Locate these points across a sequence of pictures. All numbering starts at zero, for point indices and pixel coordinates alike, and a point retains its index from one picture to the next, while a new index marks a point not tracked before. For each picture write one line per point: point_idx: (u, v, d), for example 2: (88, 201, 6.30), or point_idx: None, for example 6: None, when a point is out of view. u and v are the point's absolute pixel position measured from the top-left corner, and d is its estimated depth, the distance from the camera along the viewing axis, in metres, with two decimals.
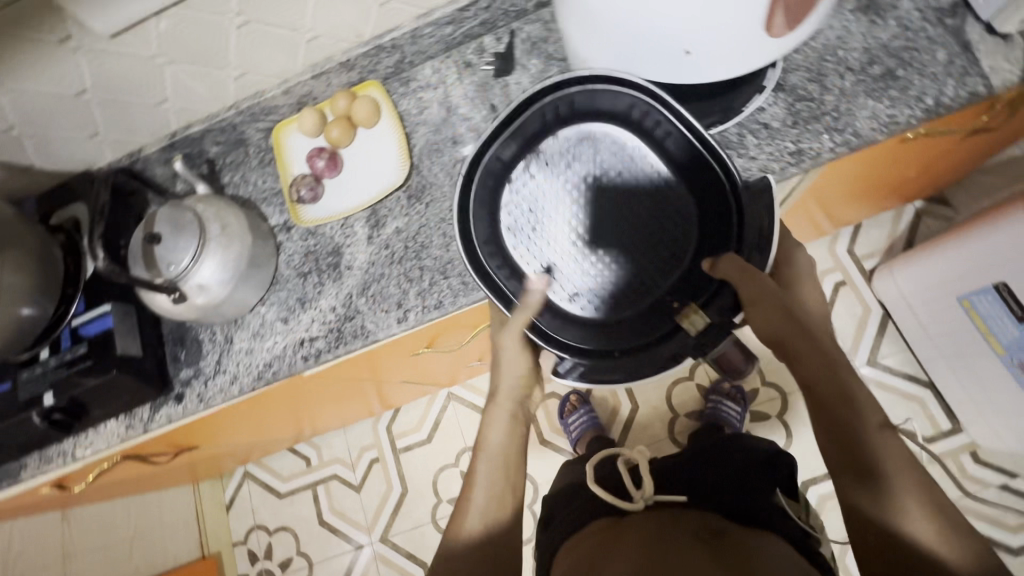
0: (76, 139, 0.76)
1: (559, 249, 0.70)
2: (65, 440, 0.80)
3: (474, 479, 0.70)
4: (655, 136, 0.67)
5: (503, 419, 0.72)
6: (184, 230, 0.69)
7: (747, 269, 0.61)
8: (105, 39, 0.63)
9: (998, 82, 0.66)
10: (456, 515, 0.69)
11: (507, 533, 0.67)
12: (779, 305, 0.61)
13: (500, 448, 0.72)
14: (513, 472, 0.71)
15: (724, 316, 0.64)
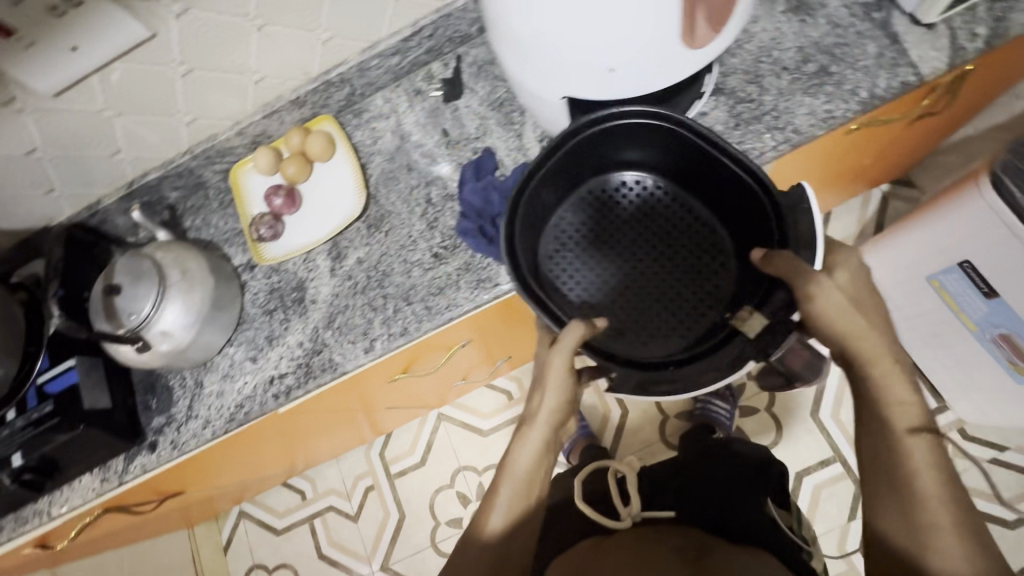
0: (32, 197, 0.76)
1: (604, 285, 0.71)
2: (41, 499, 0.79)
3: (493, 502, 0.63)
4: (682, 175, 0.71)
5: (536, 443, 0.63)
6: (143, 279, 0.70)
7: (805, 268, 0.56)
8: (49, 98, 0.64)
9: (928, 70, 0.68)
10: (468, 535, 0.63)
11: (520, 559, 0.62)
12: (836, 306, 0.56)
13: (527, 472, 0.63)
14: (535, 498, 0.63)
15: (779, 314, 0.61)
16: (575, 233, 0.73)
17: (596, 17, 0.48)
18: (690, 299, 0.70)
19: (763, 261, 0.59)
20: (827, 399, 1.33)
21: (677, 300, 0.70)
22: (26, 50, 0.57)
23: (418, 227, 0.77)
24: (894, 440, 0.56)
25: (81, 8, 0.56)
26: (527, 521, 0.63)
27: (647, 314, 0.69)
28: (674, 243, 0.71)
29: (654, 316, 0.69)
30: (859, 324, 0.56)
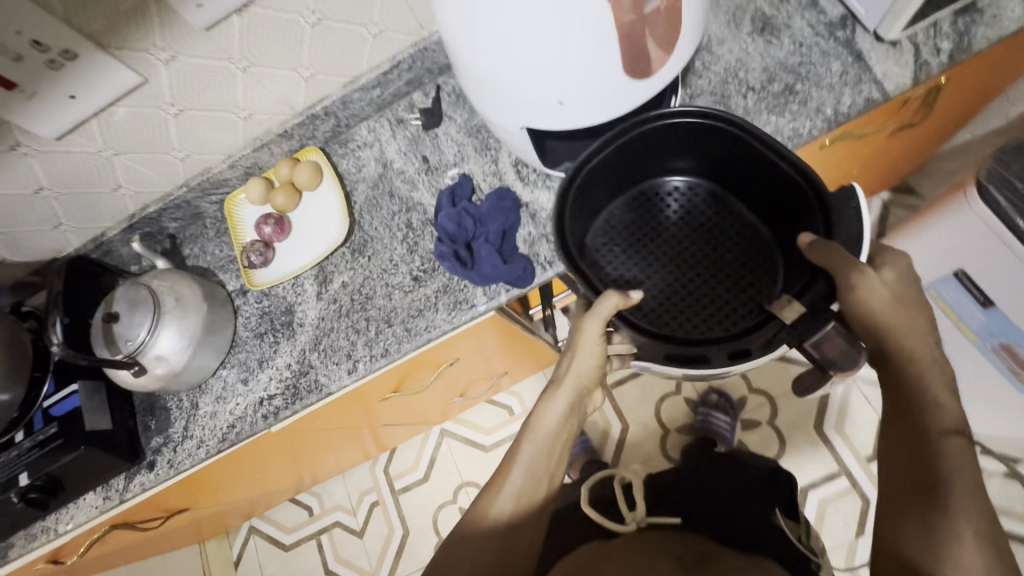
0: (42, 231, 0.82)
1: (656, 278, 0.73)
2: (48, 516, 0.83)
3: (514, 458, 0.64)
4: (726, 176, 0.74)
5: (563, 404, 0.64)
6: (140, 306, 0.74)
7: (847, 256, 0.58)
8: (52, 141, 0.69)
9: (892, 86, 0.69)
10: (487, 489, 0.65)
11: (534, 517, 0.63)
12: (883, 298, 0.58)
13: (550, 432, 0.65)
14: (554, 462, 0.65)
15: (818, 304, 0.62)
16: (625, 229, 0.76)
17: (544, 56, 0.50)
18: (736, 295, 0.72)
19: (807, 245, 0.61)
20: (830, 411, 1.31)
21: (724, 296, 0.72)
22: (28, 100, 0.62)
23: (399, 251, 0.80)
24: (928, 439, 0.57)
25: (77, 60, 0.61)
26: (544, 482, 0.64)
27: (693, 307, 0.72)
28: (722, 244, 0.74)
29: (700, 309, 0.72)
30: (904, 319, 0.59)
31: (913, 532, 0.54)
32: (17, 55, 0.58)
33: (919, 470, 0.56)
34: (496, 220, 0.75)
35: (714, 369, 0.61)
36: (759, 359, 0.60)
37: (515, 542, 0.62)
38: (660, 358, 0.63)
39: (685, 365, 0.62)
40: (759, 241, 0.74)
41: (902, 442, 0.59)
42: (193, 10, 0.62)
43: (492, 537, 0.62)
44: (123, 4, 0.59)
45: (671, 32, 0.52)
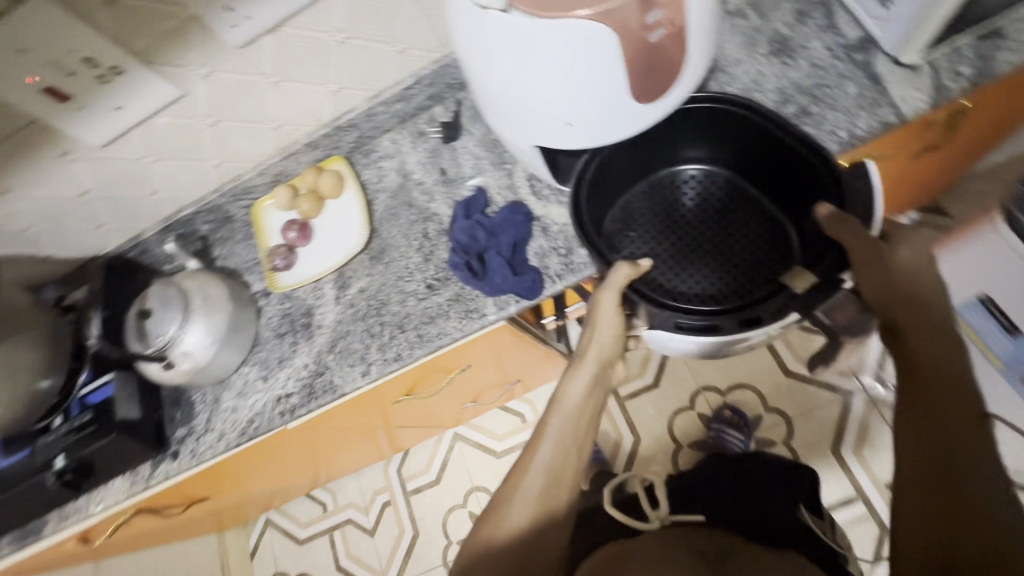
0: (85, 230, 0.88)
1: (670, 258, 0.76)
2: (80, 497, 0.88)
3: (544, 431, 0.67)
4: (739, 163, 0.77)
5: (587, 375, 0.69)
6: (169, 304, 0.78)
7: (864, 235, 0.60)
8: (98, 148, 0.74)
9: (909, 110, 0.69)
10: (518, 465, 0.67)
11: (564, 493, 0.65)
12: (895, 271, 0.61)
13: (577, 403, 0.68)
14: (581, 433, 0.68)
15: (829, 275, 0.64)
16: (642, 214, 0.78)
17: (552, 82, 0.50)
18: (748, 279, 0.74)
19: (825, 216, 0.62)
20: (848, 433, 1.29)
21: (736, 280, 0.74)
22: (78, 111, 0.68)
23: (414, 259, 0.83)
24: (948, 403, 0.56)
25: (123, 75, 0.66)
26: (573, 455, 0.67)
27: (704, 290, 0.74)
28: (737, 231, 0.77)
29: (712, 292, 0.74)
30: (919, 295, 0.61)
31: (941, 517, 0.51)
32: (70, 71, 0.63)
33: (944, 454, 0.53)
34: (508, 233, 0.76)
35: (723, 336, 0.64)
36: (768, 328, 0.64)
37: (550, 516, 0.63)
38: (669, 325, 0.65)
39: (694, 332, 0.65)
40: (773, 230, 0.76)
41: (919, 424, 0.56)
42: (228, 30, 0.66)
43: (524, 508, 0.63)
44: (167, 25, 0.64)
45: (680, 56, 0.52)
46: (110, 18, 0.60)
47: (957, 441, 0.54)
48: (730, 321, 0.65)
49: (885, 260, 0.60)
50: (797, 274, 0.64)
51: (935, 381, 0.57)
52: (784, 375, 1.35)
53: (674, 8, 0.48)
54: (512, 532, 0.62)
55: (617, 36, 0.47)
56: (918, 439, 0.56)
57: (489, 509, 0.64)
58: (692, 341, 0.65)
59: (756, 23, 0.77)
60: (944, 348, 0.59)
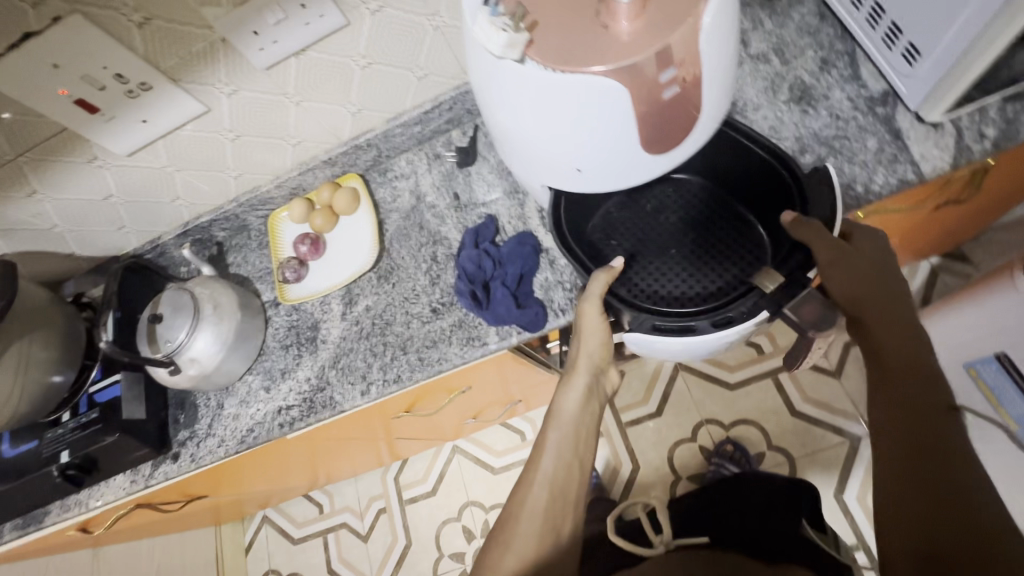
0: (107, 232, 0.90)
1: (648, 262, 0.74)
2: (82, 491, 0.90)
3: (543, 445, 0.68)
4: (718, 174, 0.75)
5: (580, 389, 0.69)
6: (181, 311, 0.80)
7: (822, 233, 0.60)
8: (123, 157, 0.77)
9: (928, 169, 0.68)
10: (521, 482, 0.67)
11: (568, 511, 0.65)
12: (858, 267, 0.60)
13: (572, 416, 0.68)
14: (583, 444, 0.68)
15: (796, 274, 0.63)
16: (621, 222, 0.76)
17: (564, 130, 0.51)
18: (724, 281, 0.71)
19: (791, 225, 0.62)
20: (853, 480, 1.26)
21: (712, 283, 0.71)
22: (106, 123, 0.70)
23: (421, 282, 0.84)
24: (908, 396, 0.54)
25: (151, 91, 0.68)
26: (573, 471, 0.67)
27: (679, 292, 0.71)
28: (714, 237, 0.74)
29: (687, 293, 0.71)
30: (875, 287, 0.60)
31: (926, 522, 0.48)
32: (101, 85, 0.65)
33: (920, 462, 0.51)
34: (515, 264, 0.77)
35: (700, 335, 0.63)
36: (743, 326, 0.62)
37: (555, 535, 0.63)
38: (646, 327, 0.65)
39: (672, 333, 0.64)
40: (749, 236, 0.73)
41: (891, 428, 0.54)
42: (255, 53, 0.68)
43: (531, 525, 0.63)
44: (197, 47, 0.66)
45: (693, 112, 0.52)
46: (142, 39, 0.62)
47: (936, 442, 0.51)
48: (704, 320, 0.63)
49: (848, 256, 0.60)
50: (768, 275, 0.62)
51: (902, 382, 0.55)
52: (790, 414, 1.33)
53: (688, 66, 0.48)
54: (519, 552, 0.62)
55: (629, 92, 0.47)
56: (894, 450, 0.53)
57: (496, 534, 0.65)
58: (671, 342, 0.64)
59: (779, 68, 0.77)
60: (905, 339, 0.57)
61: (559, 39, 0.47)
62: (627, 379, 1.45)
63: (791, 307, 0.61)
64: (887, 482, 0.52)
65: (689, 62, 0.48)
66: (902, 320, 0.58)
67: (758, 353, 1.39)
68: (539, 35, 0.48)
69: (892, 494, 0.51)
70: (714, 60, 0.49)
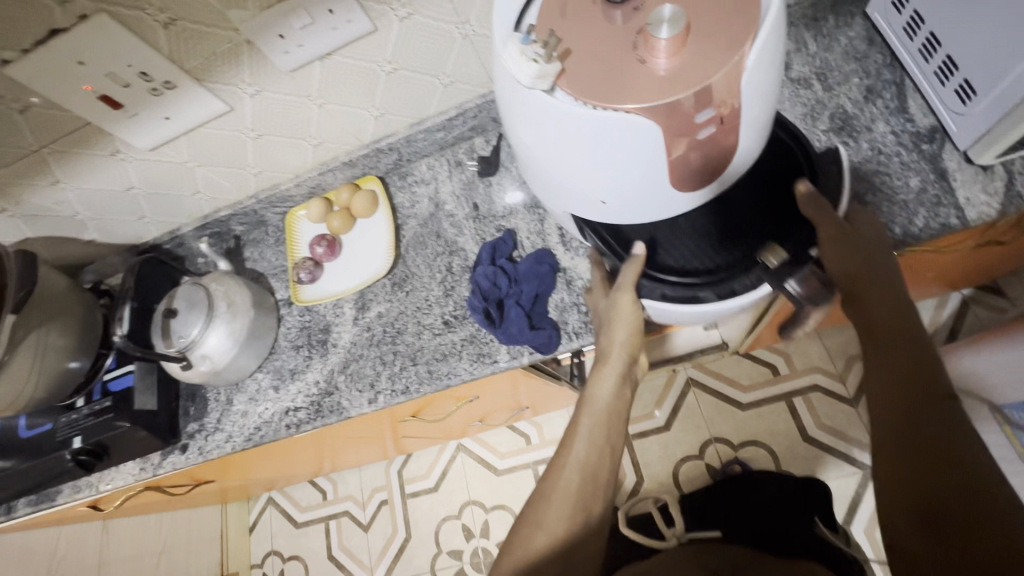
0: (128, 221, 0.91)
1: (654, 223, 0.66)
2: (93, 474, 0.92)
3: (575, 432, 0.67)
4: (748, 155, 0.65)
5: (613, 376, 0.67)
6: (195, 307, 0.80)
7: (829, 213, 0.58)
8: (146, 151, 0.77)
9: (974, 215, 0.64)
10: (553, 464, 0.66)
11: (600, 494, 0.64)
12: (853, 242, 0.58)
13: (606, 403, 0.66)
14: (614, 431, 0.66)
15: (800, 251, 0.60)
16: None
17: (585, 163, 0.49)
18: (739, 259, 0.62)
19: (803, 199, 0.59)
20: (862, 512, 1.23)
21: (725, 257, 0.62)
22: (128, 119, 0.70)
23: (435, 292, 0.83)
24: (911, 372, 0.53)
25: (175, 89, 0.68)
26: (607, 455, 0.65)
27: (685, 263, 0.63)
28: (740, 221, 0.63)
29: (693, 266, 0.63)
30: (868, 261, 0.58)
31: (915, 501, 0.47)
32: (126, 83, 0.64)
33: (920, 435, 0.49)
34: (531, 283, 0.76)
35: (706, 307, 0.61)
36: (745, 300, 0.61)
37: (587, 520, 0.63)
38: (654, 296, 0.64)
39: (677, 303, 0.63)
40: (791, 233, 0.61)
41: (886, 401, 0.53)
42: (280, 56, 0.66)
43: (561, 507, 0.63)
44: (220, 47, 0.64)
45: (728, 150, 0.49)
46: (167, 37, 0.61)
47: (933, 420, 0.50)
48: (710, 290, 0.62)
49: (846, 235, 0.58)
50: (774, 251, 0.58)
51: (898, 358, 0.54)
52: (802, 440, 1.29)
53: (726, 109, 0.45)
54: (552, 530, 0.62)
55: (660, 129, 0.45)
56: (890, 427, 0.51)
57: (524, 518, 0.65)
58: (680, 312, 0.63)
59: (820, 94, 0.73)
60: (899, 315, 0.56)
61: (591, 72, 0.46)
62: (637, 391, 1.43)
63: (795, 281, 0.59)
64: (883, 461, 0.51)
65: (728, 104, 0.45)
66: (896, 298, 0.57)
67: (773, 374, 1.36)
68: (571, 65, 0.46)
69: (895, 469, 0.49)
70: (755, 99, 0.47)
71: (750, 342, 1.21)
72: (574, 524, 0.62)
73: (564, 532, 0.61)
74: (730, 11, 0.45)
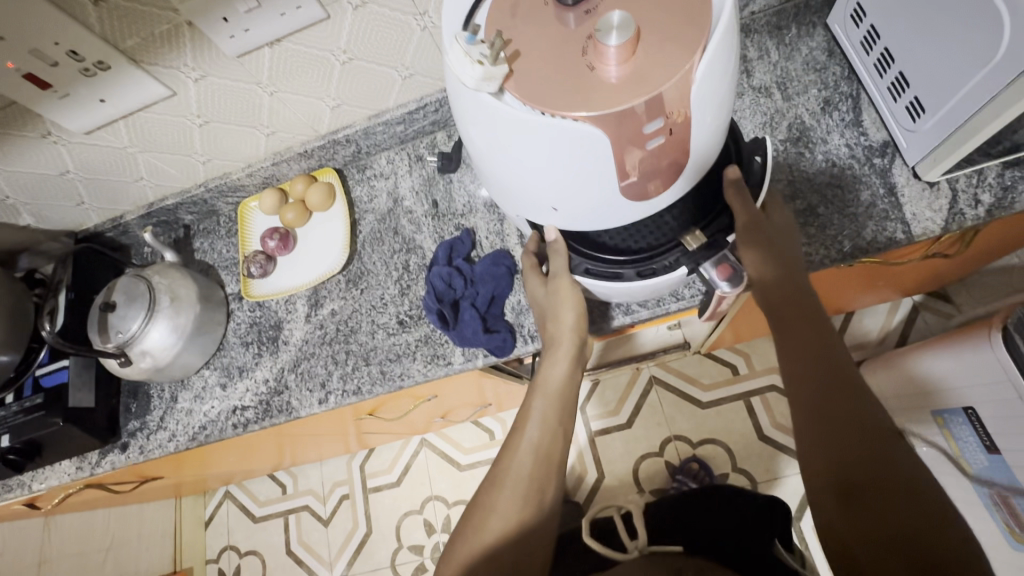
0: (66, 207, 0.86)
1: None
2: (24, 473, 0.87)
3: (528, 414, 0.66)
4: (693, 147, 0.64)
5: (565, 355, 0.65)
6: (135, 300, 0.76)
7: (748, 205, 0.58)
8: (81, 135, 0.72)
9: (918, 230, 0.65)
10: (507, 446, 0.66)
11: (553, 471, 0.63)
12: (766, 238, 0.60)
13: (561, 385, 0.65)
14: (566, 413, 0.66)
15: (717, 237, 0.60)
16: None
17: (535, 171, 0.48)
18: (664, 240, 0.61)
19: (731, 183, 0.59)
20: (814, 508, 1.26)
21: (653, 240, 0.61)
22: (59, 99, 0.65)
23: (391, 290, 0.81)
24: (837, 365, 0.56)
25: (109, 70, 0.63)
26: (558, 435, 0.65)
27: (621, 242, 0.63)
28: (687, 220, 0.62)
29: (627, 246, 0.62)
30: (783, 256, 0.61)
31: (857, 489, 0.50)
32: (53, 61, 0.60)
33: (843, 417, 0.53)
34: (487, 284, 0.74)
35: (625, 284, 0.61)
36: (662, 280, 0.60)
37: (543, 504, 0.62)
38: (578, 270, 0.63)
39: (599, 279, 0.62)
40: (712, 219, 0.61)
41: (801, 389, 0.56)
42: (225, 40, 0.63)
43: (514, 491, 0.62)
44: (158, 29, 0.60)
45: (678, 161, 0.49)
46: (100, 16, 0.57)
47: (854, 411, 0.53)
48: (631, 268, 0.61)
49: (759, 227, 0.59)
50: (694, 235, 0.59)
51: (808, 342, 0.58)
52: (758, 439, 1.33)
53: (676, 119, 0.45)
54: (503, 516, 0.61)
55: (609, 138, 0.44)
56: (809, 409, 0.55)
57: (477, 503, 0.64)
58: (600, 287, 0.63)
59: (780, 103, 0.74)
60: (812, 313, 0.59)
61: (539, 76, 0.44)
62: (601, 389, 1.44)
63: (709, 264, 0.59)
64: (815, 451, 0.53)
65: (678, 115, 0.45)
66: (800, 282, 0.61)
67: (733, 373, 1.38)
68: (519, 68, 0.45)
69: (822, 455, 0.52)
70: (706, 112, 0.46)
71: (710, 342, 1.23)
72: (530, 509, 0.61)
73: (522, 518, 0.60)
74: (683, 21, 0.44)
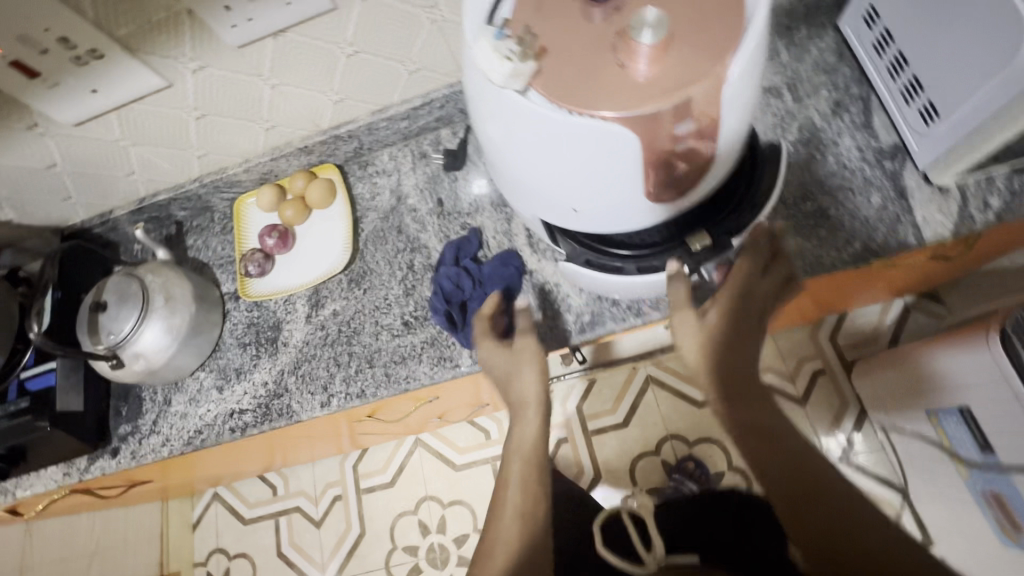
0: (52, 201, 0.82)
1: None
2: (8, 479, 0.84)
3: (506, 480, 0.62)
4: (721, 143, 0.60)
5: (535, 413, 0.64)
6: (127, 300, 0.73)
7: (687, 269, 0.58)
8: (70, 126, 0.69)
9: (930, 234, 0.66)
10: (490, 517, 0.61)
11: (542, 534, 0.58)
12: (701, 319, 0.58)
13: (532, 445, 0.63)
14: (544, 473, 0.62)
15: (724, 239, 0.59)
16: None
17: (560, 172, 0.46)
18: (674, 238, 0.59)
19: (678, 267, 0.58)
20: None
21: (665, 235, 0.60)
22: (49, 88, 0.62)
23: (395, 291, 0.79)
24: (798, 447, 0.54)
25: (103, 59, 0.60)
26: (541, 498, 0.60)
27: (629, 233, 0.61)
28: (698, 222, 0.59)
29: (634, 240, 0.61)
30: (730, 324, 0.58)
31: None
32: (43, 48, 0.56)
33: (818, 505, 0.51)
34: (495, 285, 0.73)
35: (624, 278, 0.61)
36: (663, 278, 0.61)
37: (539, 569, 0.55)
38: (579, 261, 0.63)
39: (599, 271, 0.62)
40: (721, 221, 0.59)
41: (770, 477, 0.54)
42: (227, 30, 0.60)
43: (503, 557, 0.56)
44: (157, 16, 0.58)
45: (704, 163, 0.48)
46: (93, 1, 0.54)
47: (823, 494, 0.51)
48: (633, 262, 0.61)
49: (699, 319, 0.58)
50: (700, 236, 0.57)
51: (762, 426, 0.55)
52: None
53: (704, 121, 0.44)
54: None
55: (639, 140, 0.43)
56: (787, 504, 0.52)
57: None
58: (598, 279, 0.63)
59: (791, 105, 0.73)
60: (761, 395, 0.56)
61: (567, 74, 0.43)
62: (598, 388, 1.43)
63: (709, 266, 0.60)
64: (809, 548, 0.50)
65: (706, 117, 0.44)
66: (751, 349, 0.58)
67: None
68: (548, 66, 0.43)
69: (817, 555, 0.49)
70: (732, 113, 0.45)
71: None
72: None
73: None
74: (714, 22, 0.43)
